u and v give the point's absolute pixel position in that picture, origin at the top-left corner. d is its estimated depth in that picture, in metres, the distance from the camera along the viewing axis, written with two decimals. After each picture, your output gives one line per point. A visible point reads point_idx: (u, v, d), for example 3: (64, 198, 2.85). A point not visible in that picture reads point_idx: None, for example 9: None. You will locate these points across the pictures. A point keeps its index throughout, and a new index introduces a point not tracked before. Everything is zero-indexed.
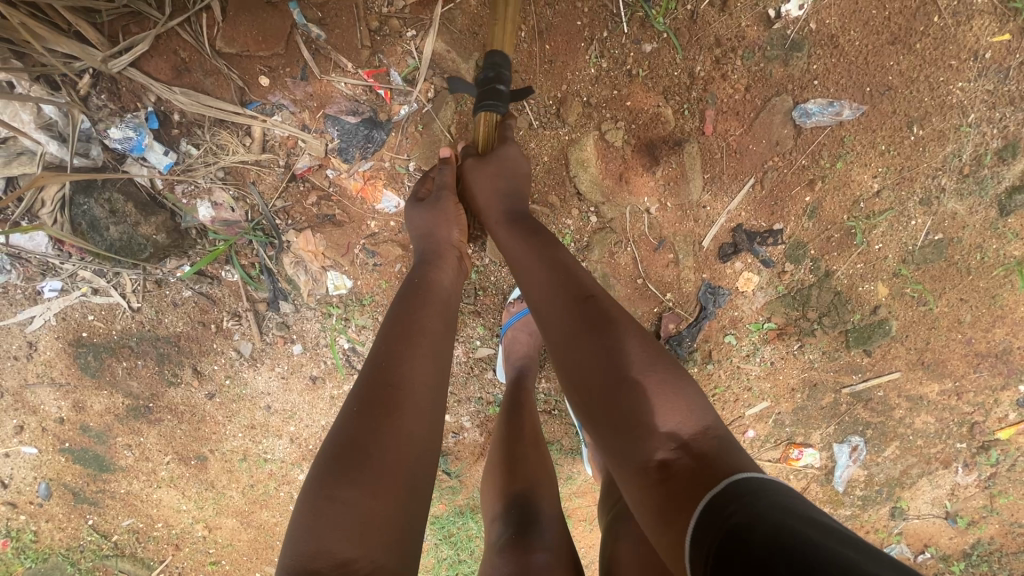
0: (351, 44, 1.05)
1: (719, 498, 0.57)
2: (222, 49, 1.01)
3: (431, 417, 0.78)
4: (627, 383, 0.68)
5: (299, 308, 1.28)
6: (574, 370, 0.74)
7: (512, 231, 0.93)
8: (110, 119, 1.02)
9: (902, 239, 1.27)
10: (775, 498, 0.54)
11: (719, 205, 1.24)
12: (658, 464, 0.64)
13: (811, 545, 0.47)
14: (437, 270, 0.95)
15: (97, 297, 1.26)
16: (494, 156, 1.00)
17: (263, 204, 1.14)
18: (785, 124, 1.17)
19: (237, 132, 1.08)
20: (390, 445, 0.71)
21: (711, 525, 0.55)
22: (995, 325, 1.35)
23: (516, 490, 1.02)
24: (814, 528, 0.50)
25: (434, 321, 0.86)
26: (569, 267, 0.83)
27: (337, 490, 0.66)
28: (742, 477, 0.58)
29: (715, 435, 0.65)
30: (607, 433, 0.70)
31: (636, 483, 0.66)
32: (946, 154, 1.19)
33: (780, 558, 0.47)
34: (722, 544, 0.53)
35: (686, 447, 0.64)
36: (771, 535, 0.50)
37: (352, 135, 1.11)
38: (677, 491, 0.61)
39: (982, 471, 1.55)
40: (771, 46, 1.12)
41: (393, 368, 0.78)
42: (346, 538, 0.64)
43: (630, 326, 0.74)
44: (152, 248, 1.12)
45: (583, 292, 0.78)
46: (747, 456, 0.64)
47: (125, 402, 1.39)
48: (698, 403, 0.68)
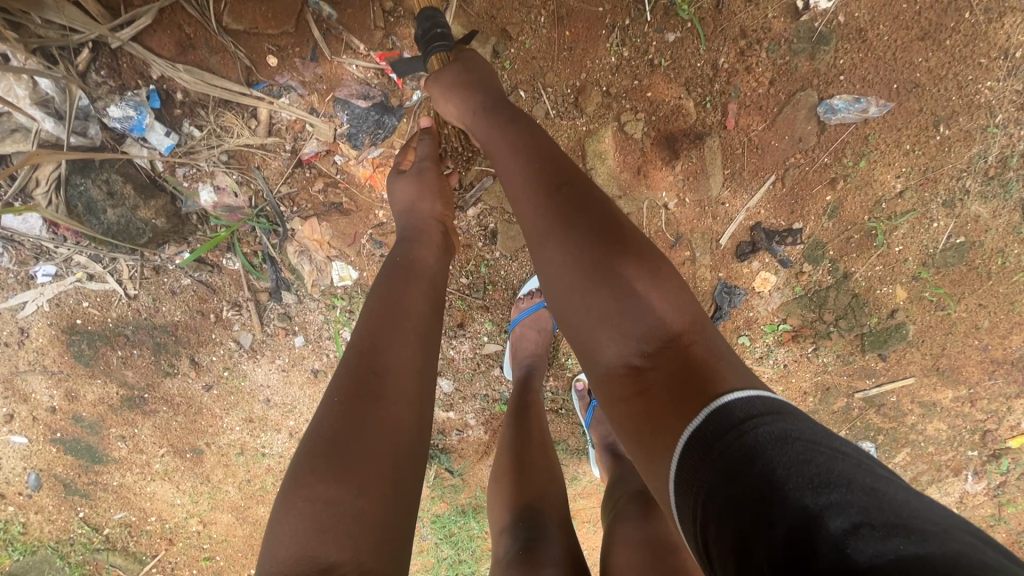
0: (364, 25, 1.00)
1: (704, 432, 0.53)
2: (229, 25, 0.96)
3: (417, 397, 0.73)
4: (600, 282, 0.65)
5: (302, 299, 1.24)
6: (548, 276, 0.71)
7: (487, 128, 0.85)
8: (110, 97, 0.97)
9: (923, 241, 1.24)
10: (766, 429, 0.50)
11: (738, 202, 1.21)
12: (634, 374, 0.62)
13: (815, 494, 0.44)
14: (418, 247, 0.90)
15: (92, 283, 1.22)
16: (461, 65, 0.92)
17: (268, 190, 1.10)
18: (809, 120, 1.13)
19: (243, 114, 1.04)
20: (373, 431, 0.67)
21: (696, 455, 0.52)
22: (1013, 332, 1.32)
23: (526, 500, 0.98)
24: (810, 464, 0.46)
25: (418, 298, 0.82)
26: (544, 156, 0.77)
27: (317, 488, 0.63)
28: (723, 403, 0.54)
29: (695, 340, 0.62)
30: (581, 338, 0.68)
31: (610, 395, 0.64)
32: (972, 155, 1.16)
33: (780, 512, 0.44)
34: (709, 496, 0.50)
35: (662, 353, 0.62)
36: (767, 486, 0.46)
37: (362, 120, 1.07)
38: (655, 407, 0.59)
39: (991, 479, 1.53)
40: (798, 39, 1.08)
41: (375, 347, 0.73)
42: (330, 541, 0.61)
43: (606, 220, 0.69)
44: (151, 233, 1.08)
45: (557, 184, 0.73)
46: (732, 364, 0.61)
47: (120, 392, 1.34)
48: (678, 306, 0.63)
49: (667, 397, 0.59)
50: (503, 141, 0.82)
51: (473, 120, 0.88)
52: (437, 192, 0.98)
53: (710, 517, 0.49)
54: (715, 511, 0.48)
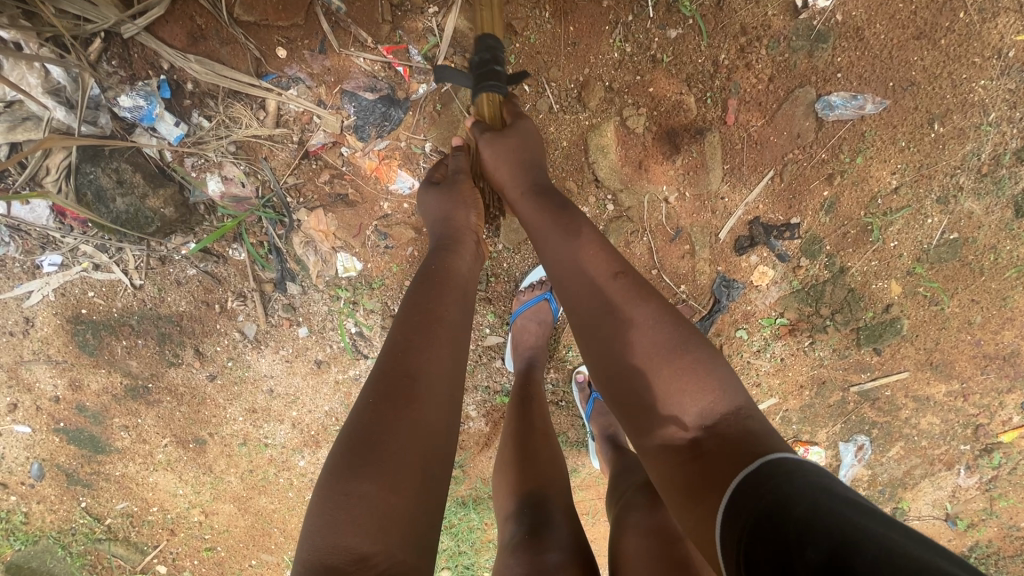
0: (372, 19, 1.02)
1: (754, 478, 0.56)
2: (240, 17, 0.97)
3: (451, 408, 0.75)
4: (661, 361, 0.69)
5: (307, 290, 1.25)
6: (602, 355, 0.75)
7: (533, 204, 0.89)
8: (120, 87, 0.99)
9: (917, 237, 1.26)
10: (815, 477, 0.54)
11: (737, 197, 1.23)
12: (691, 446, 0.65)
13: (854, 529, 0.47)
14: (454, 256, 0.91)
15: (98, 273, 1.23)
16: (513, 128, 0.95)
17: (275, 181, 1.12)
18: (807, 117, 1.16)
19: (251, 105, 1.05)
20: (410, 440, 0.68)
21: (743, 498, 0.55)
22: (1004, 328, 1.35)
23: (531, 488, 0.99)
24: (850, 506, 0.50)
25: (455, 311, 0.83)
26: (596, 241, 0.81)
27: (354, 484, 0.64)
28: (773, 459, 0.58)
29: (749, 416, 0.66)
30: (633, 413, 0.71)
31: (662, 462, 0.67)
32: (965, 152, 1.19)
33: (816, 536, 0.47)
34: (753, 524, 0.53)
35: (717, 428, 0.65)
36: (807, 516, 0.49)
37: (369, 112, 1.08)
38: (707, 472, 0.62)
39: (983, 474, 1.56)
40: (796, 37, 1.11)
41: (414, 359, 0.74)
42: (363, 533, 0.62)
43: (664, 306, 0.74)
44: (159, 222, 1.09)
45: (611, 270, 0.78)
46: (779, 438, 0.63)
47: (123, 381, 1.35)
48: (734, 386, 0.68)
49: (721, 461, 0.61)
50: (548, 220, 0.85)
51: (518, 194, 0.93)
52: (472, 198, 0.99)
53: (752, 546, 0.52)
54: (759, 532, 0.52)
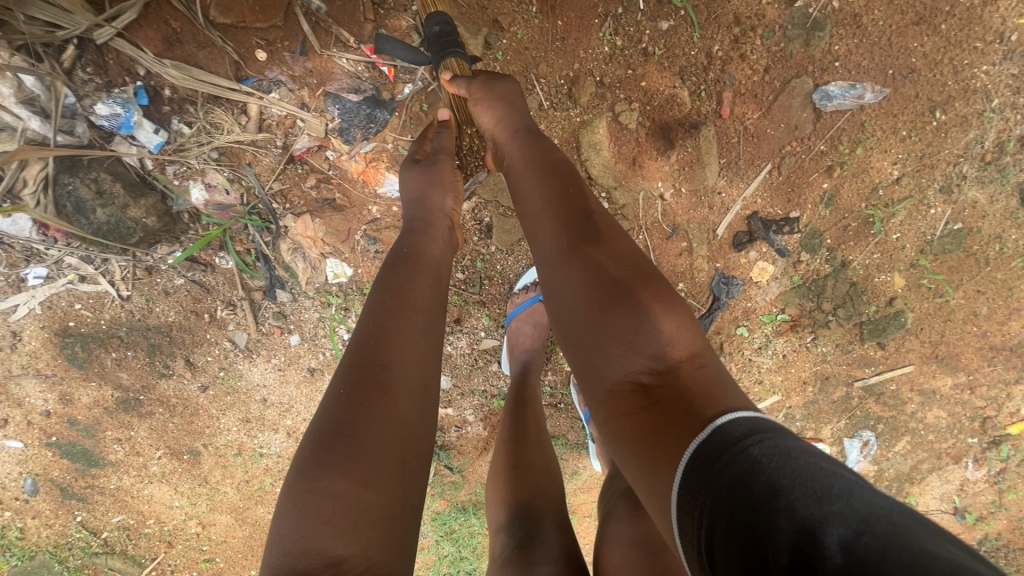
0: (353, 18, 0.99)
1: (711, 444, 0.51)
2: (216, 19, 0.95)
3: (424, 398, 0.73)
4: (618, 300, 0.64)
5: (297, 297, 1.23)
6: (562, 295, 0.70)
7: (513, 150, 0.87)
8: (96, 94, 0.96)
9: (920, 228, 1.24)
10: (773, 441, 0.49)
11: (734, 191, 1.20)
12: (643, 392, 0.60)
13: (815, 506, 0.44)
14: (424, 238, 0.89)
15: (84, 285, 1.21)
16: (502, 79, 0.93)
17: (259, 187, 1.09)
18: (805, 108, 1.13)
19: (232, 110, 1.02)
20: (379, 426, 0.66)
21: (698, 470, 0.51)
22: (1011, 318, 1.34)
23: (522, 498, 0.97)
24: (805, 470, 0.46)
25: (425, 294, 0.81)
26: (572, 184, 0.78)
27: (325, 482, 0.62)
28: (730, 419, 0.53)
29: (704, 364, 0.61)
30: (587, 355, 0.65)
31: (614, 412, 0.62)
32: (968, 140, 1.17)
33: (781, 521, 0.44)
34: (715, 510, 0.47)
35: (674, 374, 0.60)
36: (770, 496, 0.45)
37: (354, 114, 1.05)
38: (662, 420, 0.57)
39: (992, 466, 1.54)
40: (792, 25, 1.07)
41: (384, 345, 0.72)
42: (336, 534, 0.60)
43: (625, 249, 0.69)
44: (142, 232, 1.06)
45: (585, 211, 0.74)
46: (738, 392, 0.59)
47: (114, 394, 1.33)
48: (694, 330, 0.63)
49: (673, 409, 0.57)
50: (529, 162, 0.83)
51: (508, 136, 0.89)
52: (452, 174, 0.98)
53: (714, 531, 0.47)
54: (720, 524, 0.47)
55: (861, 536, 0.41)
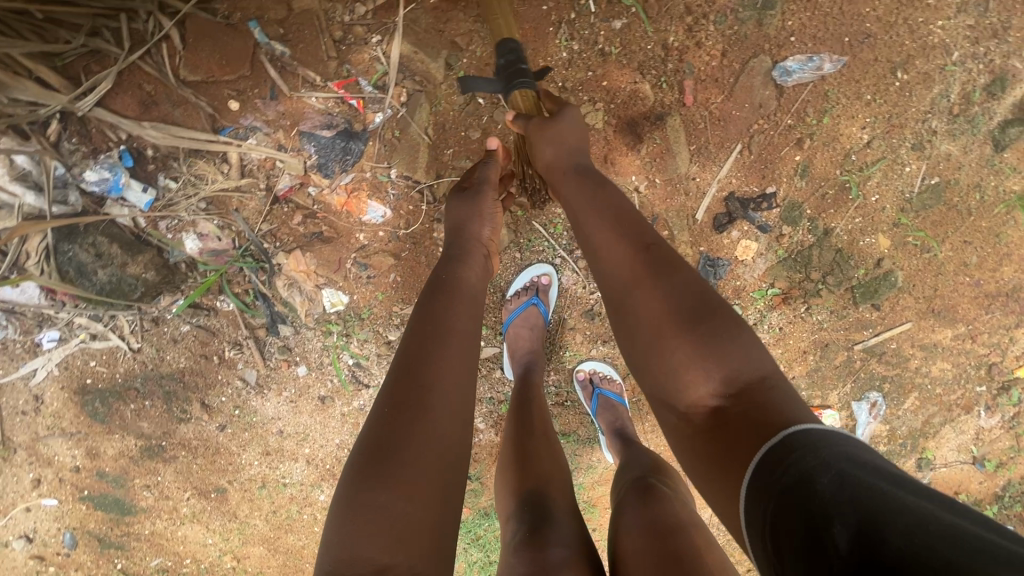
0: (317, 57, 1.02)
1: (777, 451, 0.60)
2: (187, 78, 0.98)
3: (463, 413, 0.76)
4: (690, 329, 0.70)
5: (299, 329, 1.27)
6: (632, 321, 0.76)
7: (563, 184, 0.91)
8: (84, 162, 1.01)
9: (898, 187, 1.26)
10: (840, 447, 0.58)
11: (708, 174, 1.21)
12: (714, 413, 0.69)
13: (875, 502, 0.51)
14: (464, 265, 0.92)
15: (96, 342, 1.28)
16: (559, 117, 0.93)
17: (249, 230, 1.13)
18: (766, 85, 1.15)
19: (214, 160, 1.06)
20: (424, 446, 0.70)
21: (765, 478, 0.60)
22: (1003, 264, 1.37)
23: (528, 487, 0.94)
24: (870, 473, 0.54)
25: (463, 315, 0.84)
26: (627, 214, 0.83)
27: (372, 496, 0.66)
28: (796, 430, 0.61)
29: (774, 385, 0.68)
30: (657, 378, 0.73)
31: (689, 427, 0.71)
32: (934, 96, 1.19)
33: (847, 509, 0.52)
34: (779, 498, 0.57)
35: (743, 396, 0.67)
36: (836, 488, 0.54)
37: (329, 150, 1.09)
38: (732, 439, 0.65)
39: (1005, 412, 1.57)
40: (743, 8, 1.10)
41: (424, 367, 0.75)
42: (382, 544, 0.64)
43: (690, 280, 0.75)
44: (144, 287, 1.11)
45: (641, 242, 0.79)
46: (805, 408, 0.66)
47: (138, 443, 1.39)
48: (761, 355, 0.70)
49: (744, 428, 0.65)
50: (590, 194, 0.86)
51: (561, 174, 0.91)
52: (494, 206, 1.02)
53: (778, 522, 0.56)
54: (783, 511, 0.56)
55: (926, 523, 0.48)
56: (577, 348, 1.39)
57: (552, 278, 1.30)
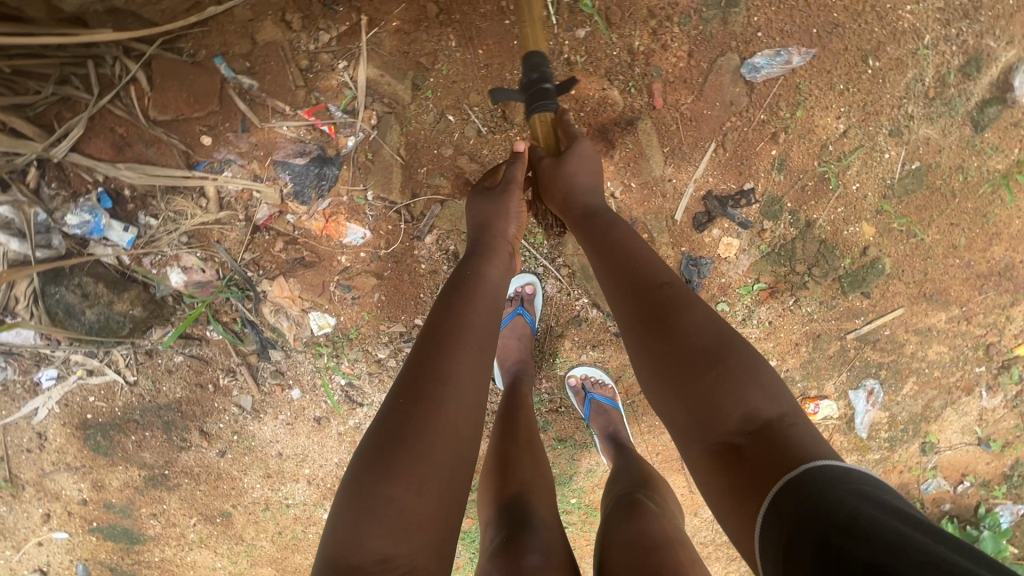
0: (285, 87, 1.03)
1: (793, 487, 0.63)
2: (156, 118, 0.99)
3: (476, 412, 0.75)
4: (708, 371, 0.73)
5: (290, 353, 1.29)
6: (648, 360, 0.80)
7: (580, 225, 0.96)
8: (65, 206, 1.03)
9: (879, 174, 1.25)
10: (857, 484, 0.61)
11: (684, 175, 1.21)
12: (732, 448, 0.71)
13: (894, 535, 0.54)
14: (483, 263, 0.92)
15: (93, 377, 1.30)
16: (576, 144, 0.99)
17: (232, 260, 1.14)
18: (736, 83, 1.14)
19: (191, 196, 1.08)
20: (437, 442, 0.70)
21: (784, 508, 0.63)
22: (993, 244, 1.35)
23: (508, 494, 0.94)
24: (886, 511, 0.57)
25: (480, 311, 0.83)
26: (643, 259, 0.87)
27: (379, 488, 0.66)
28: (816, 466, 0.64)
29: (793, 424, 0.71)
30: (678, 413, 0.77)
31: (708, 462, 0.73)
32: (908, 81, 1.18)
33: (862, 543, 0.55)
34: (794, 527, 0.61)
35: (763, 432, 0.70)
36: (849, 522, 0.57)
37: (304, 176, 1.10)
38: (751, 476, 0.68)
39: (1007, 391, 1.56)
40: (707, 8, 1.10)
41: (439, 363, 0.76)
42: (387, 536, 0.64)
43: (708, 321, 0.78)
44: (132, 322, 1.13)
45: (657, 283, 0.83)
46: (827, 444, 0.69)
47: (141, 473, 1.41)
48: (781, 393, 0.73)
49: (762, 465, 0.68)
50: (603, 237, 0.92)
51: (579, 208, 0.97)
52: (519, 205, 1.01)
53: (794, 545, 0.60)
54: (799, 531, 0.60)
55: (938, 562, 0.51)
56: (567, 355, 1.38)
57: (537, 288, 1.31)
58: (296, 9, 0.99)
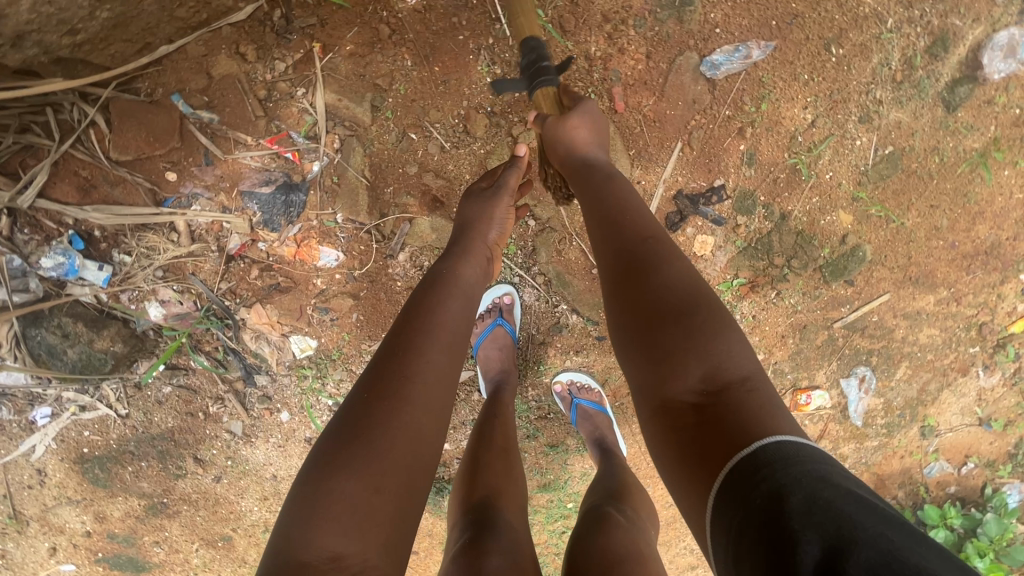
0: (245, 118, 1.04)
1: (752, 458, 0.60)
2: (119, 158, 1.01)
3: (441, 411, 0.76)
4: (674, 324, 0.72)
5: (275, 377, 1.30)
6: (618, 316, 0.79)
7: (574, 176, 0.94)
8: (39, 249, 1.05)
9: (852, 161, 1.23)
10: (813, 466, 0.58)
11: (653, 176, 1.21)
12: (693, 410, 0.68)
13: (848, 529, 0.51)
14: (460, 262, 0.91)
15: (86, 413, 1.31)
16: (582, 103, 0.96)
17: (208, 291, 1.15)
18: (697, 81, 1.14)
19: (162, 231, 1.09)
20: (400, 438, 0.70)
21: (737, 491, 0.59)
22: (976, 223, 1.33)
23: (476, 498, 0.93)
24: (844, 498, 0.54)
25: (452, 307, 0.83)
26: (631, 207, 0.86)
27: (335, 482, 0.66)
28: (777, 441, 0.61)
29: (754, 388, 0.68)
30: (639, 373, 0.74)
31: (670, 427, 0.70)
32: (874, 66, 1.16)
33: (812, 535, 0.51)
34: (747, 513, 0.57)
35: (723, 394, 0.67)
36: (805, 510, 0.53)
37: (271, 205, 1.11)
38: (711, 441, 0.65)
39: (1004, 369, 1.52)
40: (661, 7, 1.09)
41: (408, 356, 0.76)
42: (338, 531, 0.64)
43: (678, 277, 0.77)
44: (114, 358, 1.16)
45: (640, 236, 0.82)
46: (787, 415, 0.66)
47: (141, 503, 1.44)
48: (746, 355, 0.70)
49: (724, 429, 0.64)
50: (591, 194, 0.89)
51: (572, 163, 0.94)
52: (506, 211, 1.01)
53: (744, 531, 0.57)
54: (750, 522, 0.56)
55: (890, 563, 0.48)
56: (551, 362, 1.38)
57: (515, 297, 1.32)
58: (249, 41, 1.00)
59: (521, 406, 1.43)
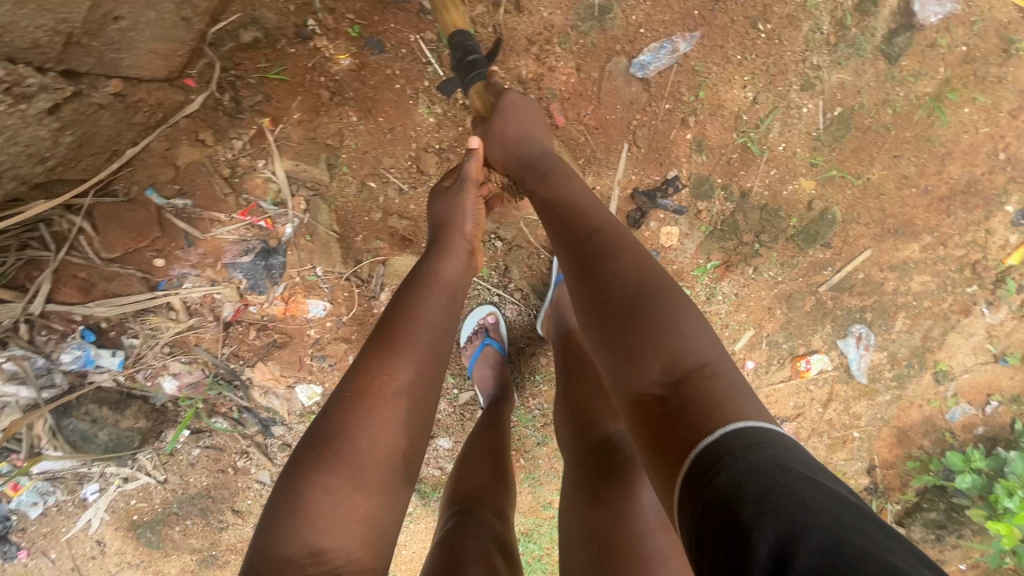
0: (216, 197, 1.13)
1: (713, 448, 0.57)
2: (109, 256, 1.11)
3: (421, 405, 0.77)
4: (627, 317, 0.72)
5: (291, 427, 1.38)
6: (583, 312, 0.80)
7: (529, 177, 0.98)
8: (58, 346, 1.15)
9: (801, 129, 1.25)
10: (769, 452, 0.55)
11: (606, 179, 1.26)
12: (657, 403, 0.66)
13: (805, 512, 0.48)
14: (441, 258, 0.91)
15: (129, 484, 1.41)
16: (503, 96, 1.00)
17: (213, 357, 1.25)
18: (630, 83, 1.20)
19: (162, 311, 1.19)
20: (380, 432, 0.72)
21: (694, 481, 0.57)
22: (946, 164, 1.30)
23: (460, 493, 0.97)
24: (800, 483, 0.51)
25: (432, 305, 0.83)
26: (584, 208, 0.89)
27: (318, 480, 0.67)
28: (738, 427, 0.59)
29: (713, 373, 0.66)
30: (608, 365, 0.74)
31: (638, 418, 0.68)
32: (806, 32, 1.20)
33: (767, 522, 0.49)
34: (706, 509, 0.54)
35: (681, 384, 0.65)
36: (760, 498, 0.50)
37: (255, 271, 1.19)
38: (668, 434, 0.63)
39: (1010, 303, 1.44)
40: (582, 20, 1.16)
41: (387, 355, 0.76)
42: (320, 528, 0.65)
43: (629, 268, 0.77)
44: (140, 434, 1.27)
45: (585, 232, 0.85)
46: (744, 395, 0.64)
47: (194, 557, 1.54)
48: (704, 341, 0.69)
49: (686, 418, 0.62)
50: (551, 198, 0.93)
51: (519, 166, 1.00)
52: (475, 202, 1.01)
53: (704, 527, 0.53)
54: (710, 516, 0.53)
55: (844, 542, 0.45)
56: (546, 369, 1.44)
57: (498, 315, 1.37)
58: (206, 127, 1.09)
59: (526, 417, 1.47)
